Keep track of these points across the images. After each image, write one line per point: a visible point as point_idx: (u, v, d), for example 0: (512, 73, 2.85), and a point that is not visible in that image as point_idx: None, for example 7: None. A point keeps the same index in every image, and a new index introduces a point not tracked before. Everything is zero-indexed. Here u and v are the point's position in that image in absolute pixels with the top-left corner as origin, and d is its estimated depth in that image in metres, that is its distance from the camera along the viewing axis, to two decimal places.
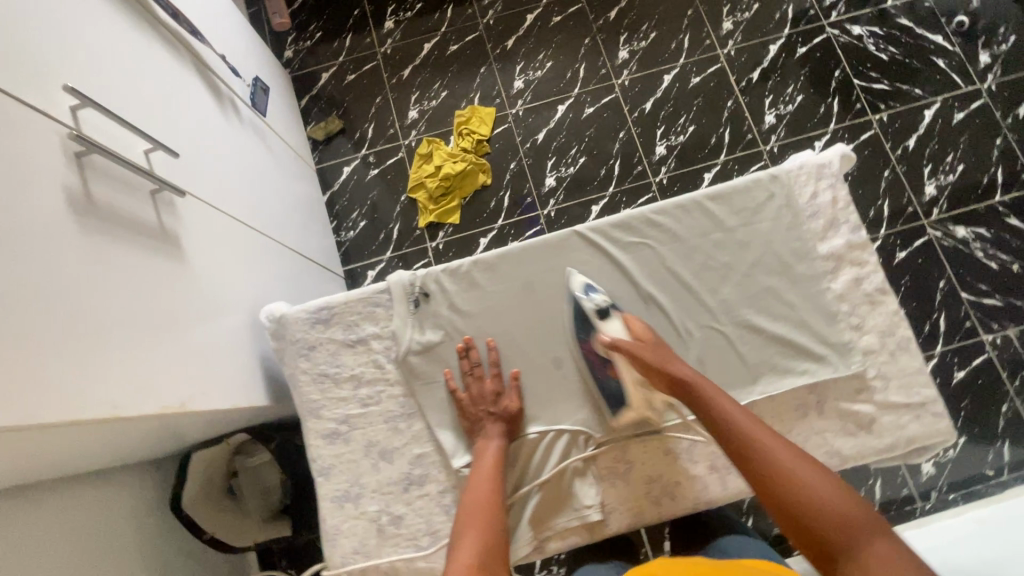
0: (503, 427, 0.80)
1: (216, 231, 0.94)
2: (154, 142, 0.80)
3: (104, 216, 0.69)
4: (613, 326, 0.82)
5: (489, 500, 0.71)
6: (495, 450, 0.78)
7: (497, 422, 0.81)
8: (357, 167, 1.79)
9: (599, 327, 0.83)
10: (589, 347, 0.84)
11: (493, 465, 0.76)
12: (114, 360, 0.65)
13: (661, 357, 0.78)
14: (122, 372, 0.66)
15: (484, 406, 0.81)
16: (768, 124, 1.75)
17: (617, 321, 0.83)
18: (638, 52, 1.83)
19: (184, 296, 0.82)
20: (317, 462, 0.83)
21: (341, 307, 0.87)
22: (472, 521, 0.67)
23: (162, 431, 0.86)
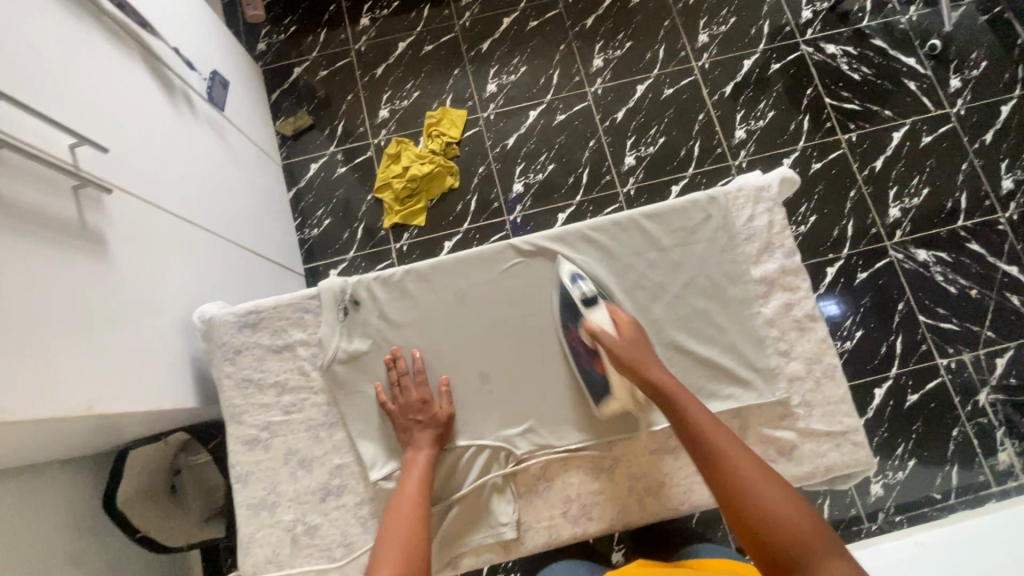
0: (434, 434, 0.79)
1: (149, 228, 0.93)
2: (79, 138, 0.79)
3: (11, 212, 0.68)
4: (598, 315, 0.81)
5: (416, 511, 0.70)
6: (424, 458, 0.77)
7: (428, 430, 0.79)
8: (325, 164, 1.78)
9: (584, 315, 0.82)
10: (576, 336, 0.84)
11: (420, 473, 0.75)
12: (14, 362, 0.63)
13: (638, 352, 0.77)
14: (21, 374, 0.64)
15: (412, 414, 0.80)
16: (738, 139, 1.75)
17: (600, 308, 0.82)
18: (612, 61, 1.83)
19: (105, 295, 0.80)
20: (235, 469, 0.82)
21: (269, 312, 0.86)
22: (392, 533, 0.68)
23: (82, 432, 0.85)
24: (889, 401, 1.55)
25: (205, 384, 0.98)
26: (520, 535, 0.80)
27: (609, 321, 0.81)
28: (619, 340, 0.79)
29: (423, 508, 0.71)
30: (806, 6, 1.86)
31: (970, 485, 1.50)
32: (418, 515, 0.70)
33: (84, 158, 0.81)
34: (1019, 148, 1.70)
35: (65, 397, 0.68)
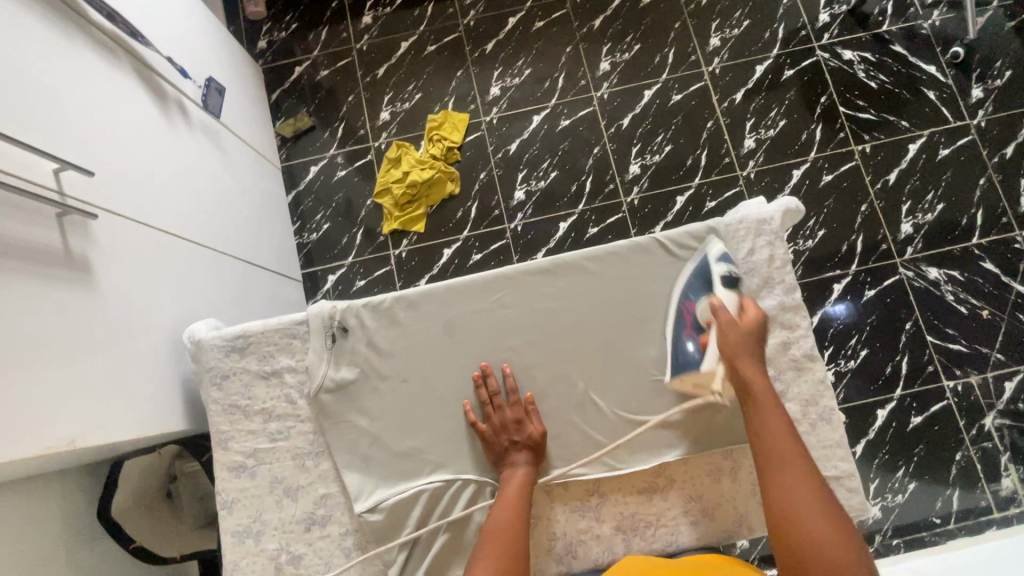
0: (532, 451, 0.79)
1: (137, 249, 0.92)
2: (63, 163, 0.78)
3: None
4: (726, 295, 0.79)
5: (510, 528, 0.70)
6: (521, 479, 0.76)
7: (524, 448, 0.79)
8: (325, 167, 1.76)
9: (713, 291, 0.80)
10: (691, 307, 0.81)
11: (518, 492, 0.74)
12: None
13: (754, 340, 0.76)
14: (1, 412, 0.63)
15: (506, 435, 0.79)
16: (747, 148, 1.71)
17: (728, 292, 0.79)
18: (620, 64, 1.78)
19: (90, 322, 0.79)
20: (220, 495, 0.81)
21: (258, 337, 0.85)
22: (488, 545, 0.68)
23: (72, 457, 0.85)
24: (892, 423, 1.53)
25: (194, 403, 0.99)
26: None
27: (735, 306, 0.78)
28: (737, 326, 0.77)
29: (520, 524, 0.71)
30: (823, 9, 1.80)
31: (971, 510, 1.47)
32: (517, 532, 0.69)
33: (69, 183, 0.81)
34: None
35: (46, 432, 0.68)
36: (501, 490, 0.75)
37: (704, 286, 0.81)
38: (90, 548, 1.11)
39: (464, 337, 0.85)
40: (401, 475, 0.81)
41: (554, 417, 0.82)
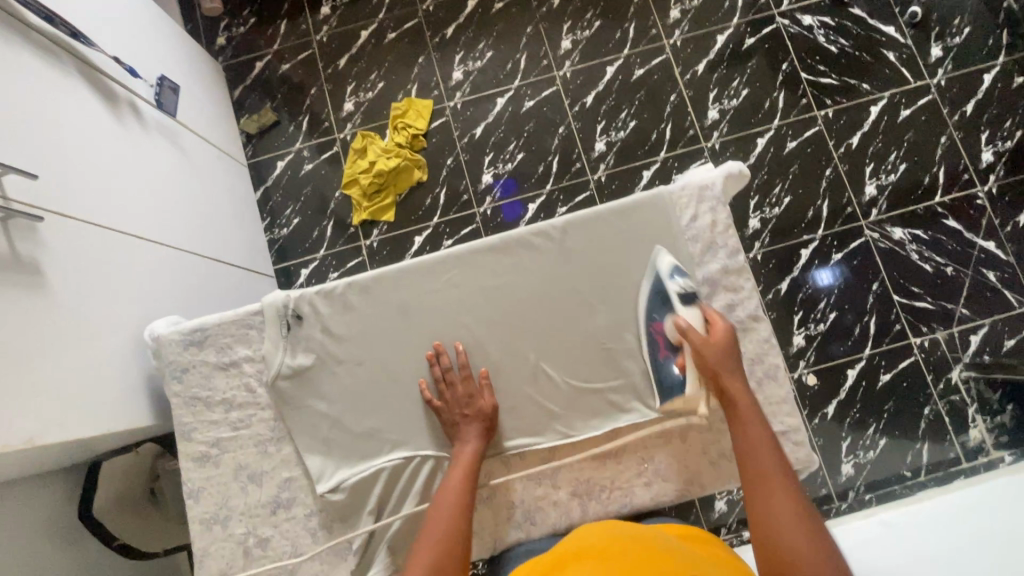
0: (483, 425, 0.80)
1: (90, 250, 0.93)
2: (4, 166, 0.78)
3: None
4: (691, 312, 0.81)
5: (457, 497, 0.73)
6: (471, 453, 0.78)
7: (475, 422, 0.80)
8: (291, 162, 1.75)
9: (676, 310, 0.81)
10: (660, 326, 0.83)
11: (468, 467, 0.76)
12: None
13: (726, 355, 0.77)
14: None
15: (459, 408, 0.81)
16: (711, 120, 1.71)
17: (695, 311, 0.81)
18: (581, 42, 1.78)
19: (44, 324, 0.80)
20: (187, 485, 0.83)
21: (214, 329, 0.87)
22: (433, 523, 0.70)
23: (41, 457, 0.87)
24: (861, 382, 1.56)
25: (160, 399, 1.00)
26: None
27: (701, 321, 0.80)
28: (709, 341, 0.78)
29: (466, 501, 0.73)
30: None
31: (940, 462, 1.51)
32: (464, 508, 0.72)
33: (12, 187, 0.81)
34: (1000, 118, 1.66)
35: (2, 431, 0.70)
36: (451, 466, 0.76)
37: (666, 303, 0.83)
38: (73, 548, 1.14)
39: (418, 318, 0.86)
40: (361, 455, 0.83)
41: (509, 391, 0.84)
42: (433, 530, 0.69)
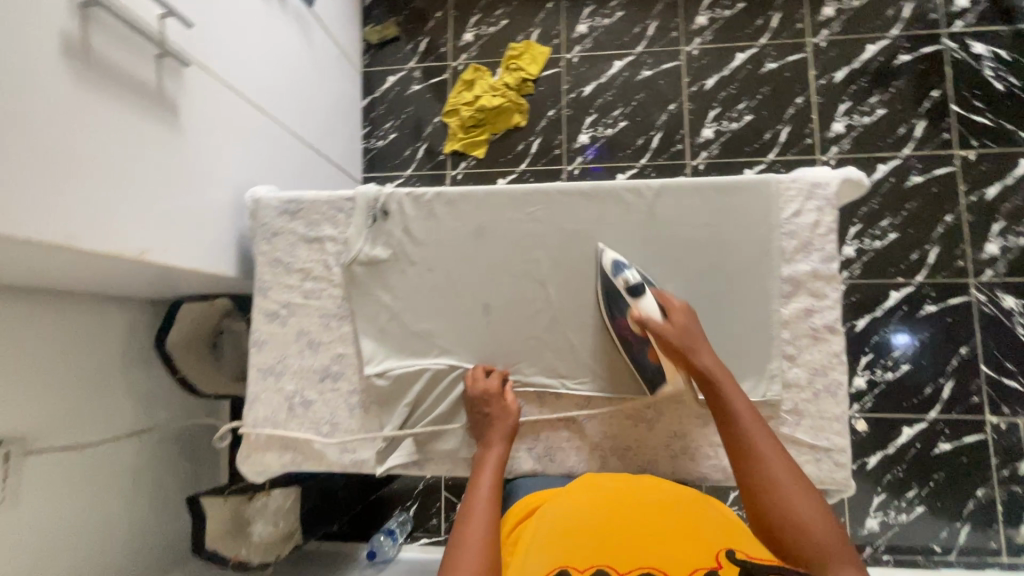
0: (509, 425, 0.81)
1: (218, 107, 1.01)
2: (168, 9, 0.86)
3: (95, 67, 0.76)
4: (647, 301, 0.76)
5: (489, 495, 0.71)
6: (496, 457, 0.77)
7: (500, 424, 0.80)
8: (401, 79, 1.80)
9: (633, 303, 0.77)
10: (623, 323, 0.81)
11: (495, 468, 0.75)
12: (83, 199, 0.73)
13: (692, 337, 0.75)
14: (88, 210, 0.74)
15: (479, 419, 0.82)
16: (834, 133, 1.60)
17: (651, 298, 0.77)
18: (717, 21, 1.68)
19: (169, 160, 0.89)
20: (254, 335, 0.91)
21: (309, 204, 0.93)
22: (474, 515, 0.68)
23: (141, 277, 0.97)
24: (915, 443, 1.46)
25: (246, 258, 1.09)
26: None
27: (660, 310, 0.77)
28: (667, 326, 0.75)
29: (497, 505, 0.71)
30: None
31: (977, 548, 1.41)
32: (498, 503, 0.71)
33: (169, 30, 0.89)
34: None
35: (121, 239, 0.79)
36: (479, 467, 0.75)
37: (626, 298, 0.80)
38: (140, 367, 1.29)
39: (493, 242, 0.88)
40: (410, 350, 0.88)
41: (561, 333, 0.85)
42: (473, 531, 0.66)
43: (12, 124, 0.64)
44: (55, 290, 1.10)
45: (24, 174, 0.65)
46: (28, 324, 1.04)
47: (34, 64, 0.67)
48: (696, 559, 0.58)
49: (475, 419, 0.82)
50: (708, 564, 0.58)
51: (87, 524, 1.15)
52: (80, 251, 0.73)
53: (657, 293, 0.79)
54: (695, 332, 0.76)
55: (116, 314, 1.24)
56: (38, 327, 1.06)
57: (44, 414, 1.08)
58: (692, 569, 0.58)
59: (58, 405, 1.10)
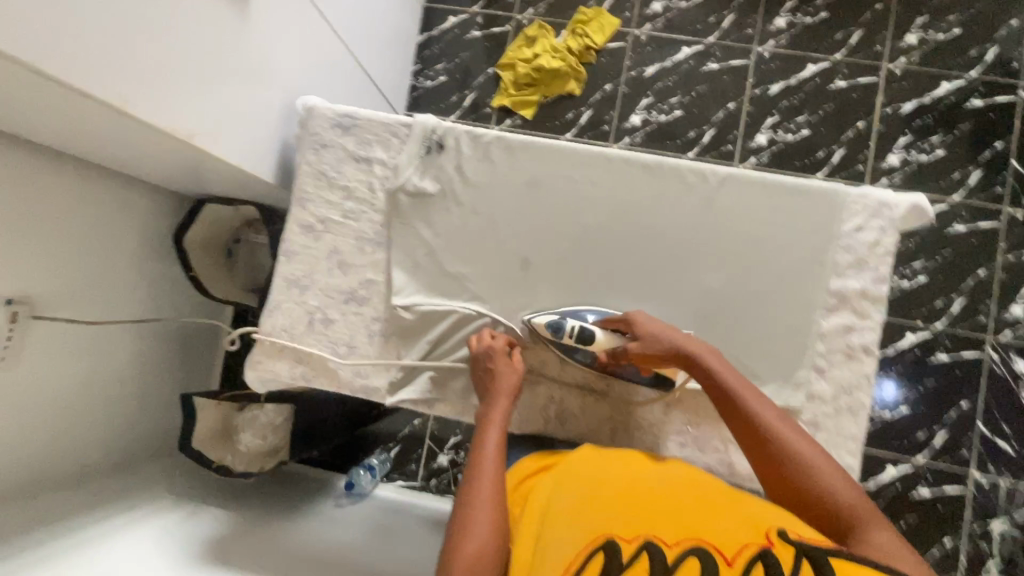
0: (511, 381, 0.78)
1: (287, 5, 0.97)
2: None
3: None
4: (601, 337, 0.79)
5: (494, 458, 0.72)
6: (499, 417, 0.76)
7: (504, 382, 0.78)
8: (462, 22, 1.73)
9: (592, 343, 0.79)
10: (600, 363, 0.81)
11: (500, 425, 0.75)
12: (141, 64, 0.72)
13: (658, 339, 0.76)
14: (144, 78, 0.73)
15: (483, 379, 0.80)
16: (887, 165, 1.57)
17: (599, 331, 0.80)
18: (796, 27, 1.63)
19: (232, 48, 0.87)
20: (285, 244, 0.89)
21: (364, 122, 0.90)
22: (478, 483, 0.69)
23: (180, 163, 0.95)
24: (897, 484, 1.48)
25: (286, 168, 1.07)
26: None
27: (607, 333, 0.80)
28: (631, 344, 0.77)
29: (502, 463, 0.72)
30: None
31: None
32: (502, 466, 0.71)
33: None
34: None
35: (173, 116, 0.78)
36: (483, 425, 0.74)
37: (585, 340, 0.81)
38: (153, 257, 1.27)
39: (544, 198, 0.86)
40: (441, 290, 0.86)
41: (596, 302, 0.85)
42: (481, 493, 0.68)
43: None
44: (83, 160, 1.07)
45: (87, 21, 0.64)
46: (50, 188, 1.01)
47: None
48: (744, 535, 0.59)
49: (479, 375, 0.81)
50: (758, 542, 0.58)
51: (76, 401, 1.14)
52: (132, 117, 0.72)
53: (602, 322, 0.81)
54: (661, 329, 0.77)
55: (139, 200, 1.22)
56: (60, 193, 1.03)
57: (55, 283, 1.06)
58: (741, 543, 0.58)
59: (69, 276, 1.09)
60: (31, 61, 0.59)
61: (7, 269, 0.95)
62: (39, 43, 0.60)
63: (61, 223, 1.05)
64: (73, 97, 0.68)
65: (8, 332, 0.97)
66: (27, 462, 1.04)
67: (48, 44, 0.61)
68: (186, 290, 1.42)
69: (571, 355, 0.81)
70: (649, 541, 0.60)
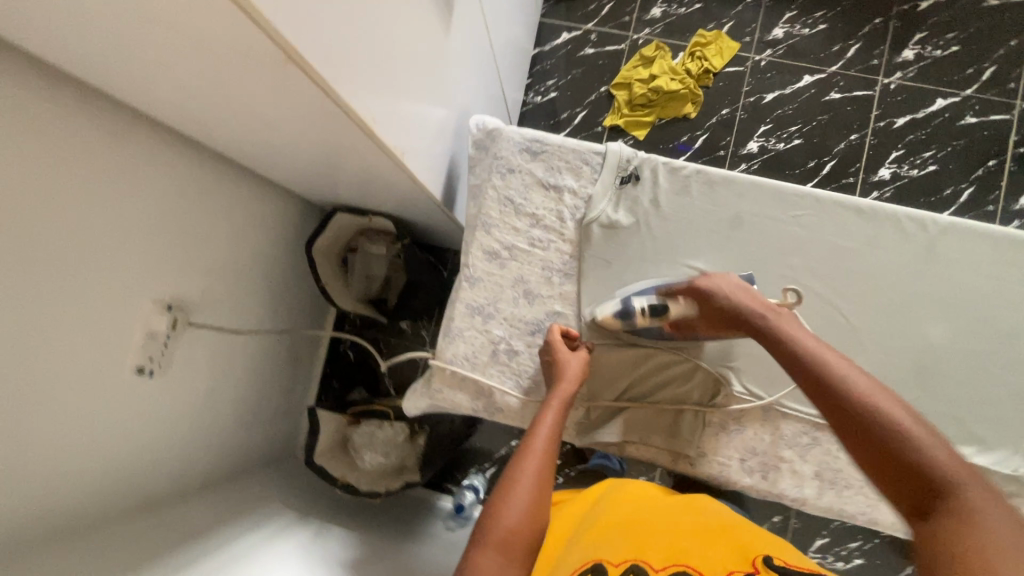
0: (577, 366, 0.79)
1: (469, 25, 0.98)
2: None
3: None
4: (670, 314, 0.80)
5: (546, 451, 0.70)
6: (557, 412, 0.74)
7: (565, 369, 0.78)
8: (575, 39, 1.71)
9: (665, 318, 0.80)
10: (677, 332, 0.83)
11: (558, 413, 0.74)
12: (385, 86, 0.74)
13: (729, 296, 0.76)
14: (385, 99, 0.75)
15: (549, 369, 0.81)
16: (1019, 207, 1.51)
17: (665, 306, 0.79)
18: (925, 60, 1.58)
19: (435, 69, 0.88)
20: (468, 269, 0.88)
21: (553, 149, 0.88)
22: (528, 465, 0.67)
23: (359, 176, 0.96)
24: None
25: (447, 187, 1.08)
26: (693, 458, 0.85)
27: (685, 306, 0.79)
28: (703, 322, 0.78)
29: (553, 455, 0.70)
30: None
31: None
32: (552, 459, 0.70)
33: None
34: None
35: (396, 137, 0.80)
36: (543, 405, 0.74)
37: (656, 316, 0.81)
38: (278, 266, 1.28)
39: (745, 238, 0.85)
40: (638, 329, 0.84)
41: None
42: (525, 475, 0.66)
43: None
44: (240, 165, 1.08)
45: (362, 46, 0.66)
46: (208, 195, 1.02)
47: None
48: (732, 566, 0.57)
49: (545, 364, 0.82)
50: (744, 569, 0.56)
51: (213, 406, 1.15)
52: (372, 137, 0.74)
53: (664, 291, 0.80)
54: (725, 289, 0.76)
55: (281, 208, 1.22)
56: (221, 200, 1.05)
57: (204, 287, 1.05)
58: (727, 571, 0.57)
59: (217, 282, 1.09)
60: (326, 82, 0.61)
61: (168, 274, 0.96)
62: (334, 71, 0.62)
63: (214, 230, 1.05)
64: (331, 119, 0.70)
65: (166, 338, 0.97)
66: (172, 465, 1.05)
67: (340, 72, 0.63)
68: (303, 299, 1.41)
69: (641, 331, 0.84)
70: (631, 566, 0.58)
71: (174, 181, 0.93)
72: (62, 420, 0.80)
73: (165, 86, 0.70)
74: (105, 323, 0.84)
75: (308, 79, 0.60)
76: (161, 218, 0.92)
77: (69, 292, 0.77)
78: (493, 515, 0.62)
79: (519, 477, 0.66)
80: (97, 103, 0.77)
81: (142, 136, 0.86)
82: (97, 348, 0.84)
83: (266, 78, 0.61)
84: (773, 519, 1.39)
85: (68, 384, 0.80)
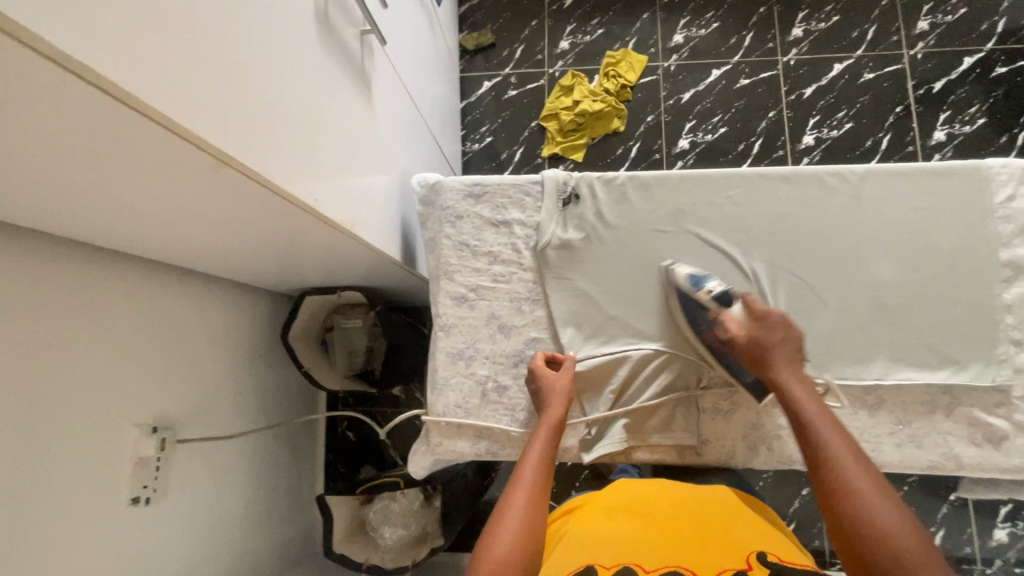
0: (563, 388, 0.81)
1: (391, 95, 1.04)
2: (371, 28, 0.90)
3: (332, 48, 0.80)
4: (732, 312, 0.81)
5: (535, 480, 0.70)
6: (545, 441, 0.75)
7: (551, 395, 0.80)
8: (497, 85, 1.81)
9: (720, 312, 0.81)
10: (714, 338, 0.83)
11: (547, 441, 0.75)
12: (322, 167, 0.77)
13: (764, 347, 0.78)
14: (326, 178, 0.78)
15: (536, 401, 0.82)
16: (936, 142, 1.61)
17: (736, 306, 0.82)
18: (813, 33, 1.72)
19: (367, 141, 0.93)
20: (441, 318, 0.90)
21: (494, 187, 0.92)
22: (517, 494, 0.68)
23: (318, 256, 0.99)
24: None
25: (406, 246, 1.11)
26: (697, 447, 0.87)
27: (744, 315, 0.81)
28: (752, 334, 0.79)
29: (544, 484, 0.71)
30: None
31: None
32: (544, 484, 0.71)
33: (368, 42, 0.93)
34: None
35: (344, 210, 0.83)
36: (533, 435, 0.75)
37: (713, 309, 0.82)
38: (260, 362, 1.28)
39: (690, 228, 0.89)
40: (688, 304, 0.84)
41: None
42: (513, 508, 0.66)
43: (282, 89, 0.68)
44: (202, 274, 1.09)
45: (291, 137, 0.70)
46: (178, 309, 1.03)
47: (297, 37, 0.71)
48: (724, 562, 0.60)
49: (532, 392, 0.84)
50: (737, 565, 0.59)
51: (220, 519, 1.11)
52: (321, 216, 0.77)
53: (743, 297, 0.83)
54: (775, 330, 0.78)
55: (249, 305, 1.23)
56: (190, 311, 1.06)
57: (189, 399, 1.05)
58: (720, 569, 0.59)
59: (200, 392, 1.08)
60: (264, 176, 0.64)
61: (150, 396, 0.96)
62: (268, 165, 0.65)
63: (189, 341, 1.06)
64: (277, 210, 0.73)
65: (156, 462, 0.95)
66: None
67: (274, 164, 0.66)
68: (291, 389, 1.40)
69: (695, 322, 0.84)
70: (625, 568, 0.59)
71: (139, 303, 0.94)
72: (63, 567, 0.77)
73: (113, 216, 0.72)
74: (89, 459, 0.83)
75: (247, 177, 0.63)
76: (133, 343, 0.93)
77: (49, 433, 0.77)
78: (486, 542, 0.63)
79: (507, 511, 0.66)
80: (54, 250, 0.79)
81: (101, 268, 0.87)
82: (86, 488, 0.82)
83: (207, 184, 0.64)
84: (804, 491, 1.38)
85: (63, 529, 0.78)
